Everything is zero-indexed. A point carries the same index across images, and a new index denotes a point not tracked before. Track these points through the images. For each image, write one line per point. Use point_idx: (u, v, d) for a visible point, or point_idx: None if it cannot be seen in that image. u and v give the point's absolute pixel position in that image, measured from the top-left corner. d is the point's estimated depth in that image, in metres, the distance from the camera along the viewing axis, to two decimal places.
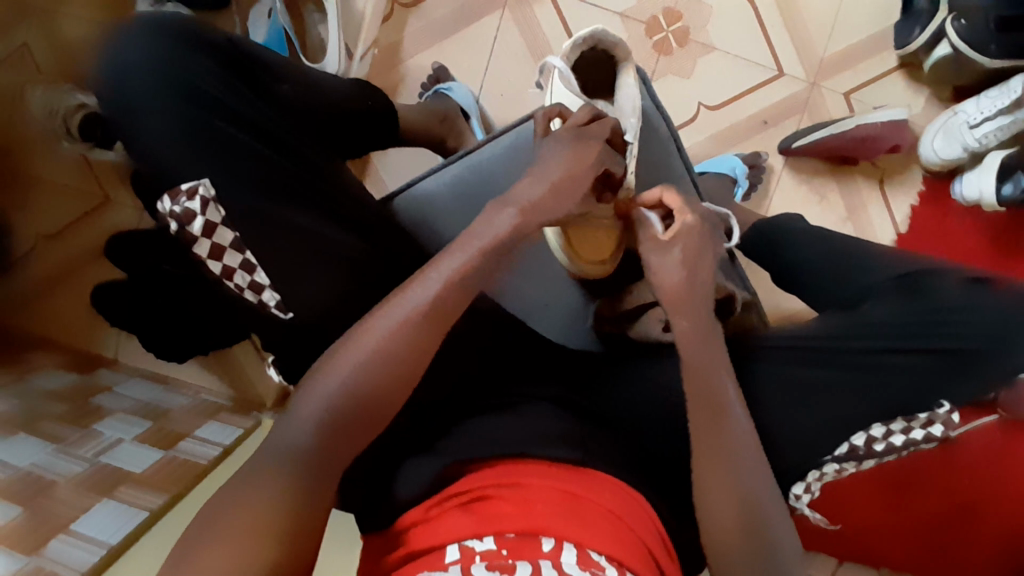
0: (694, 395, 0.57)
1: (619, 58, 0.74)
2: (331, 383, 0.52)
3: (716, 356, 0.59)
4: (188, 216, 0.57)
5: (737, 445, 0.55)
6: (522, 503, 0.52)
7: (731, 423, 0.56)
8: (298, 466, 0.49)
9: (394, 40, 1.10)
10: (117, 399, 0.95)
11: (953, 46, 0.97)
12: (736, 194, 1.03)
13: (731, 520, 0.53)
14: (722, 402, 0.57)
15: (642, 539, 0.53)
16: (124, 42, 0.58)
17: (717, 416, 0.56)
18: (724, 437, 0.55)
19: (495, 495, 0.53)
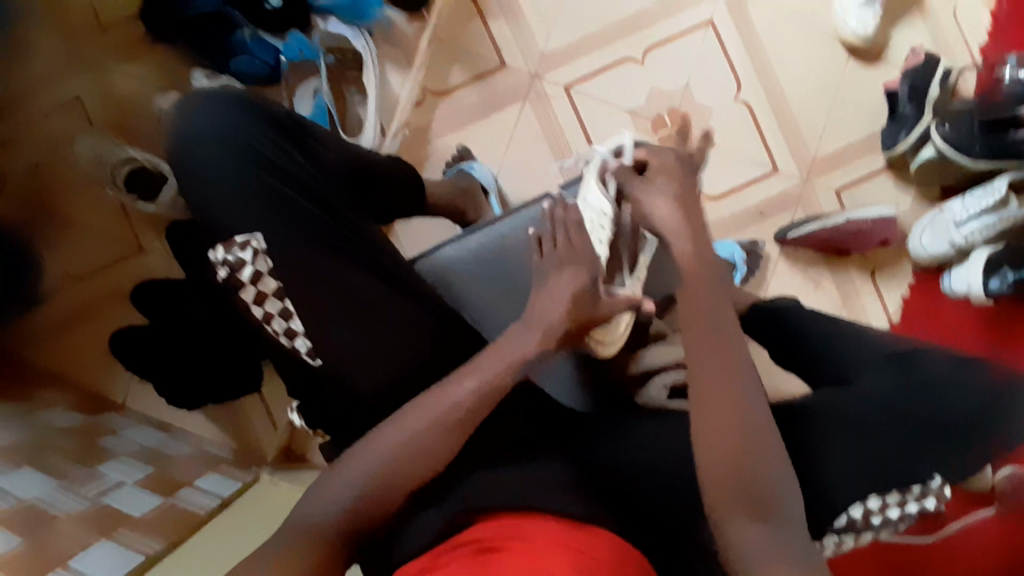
0: (700, 373, 0.59)
1: (655, 167, 0.75)
2: (344, 488, 0.57)
3: (728, 330, 0.61)
4: (239, 264, 0.62)
5: (750, 416, 0.56)
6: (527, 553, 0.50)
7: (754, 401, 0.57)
8: (321, 542, 0.54)
9: (424, 122, 1.20)
10: (122, 442, 0.95)
11: (938, 148, 1.05)
12: (736, 277, 1.09)
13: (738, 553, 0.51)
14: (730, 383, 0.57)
15: None
16: (196, 111, 0.64)
17: (729, 389, 0.57)
18: (736, 413, 0.56)
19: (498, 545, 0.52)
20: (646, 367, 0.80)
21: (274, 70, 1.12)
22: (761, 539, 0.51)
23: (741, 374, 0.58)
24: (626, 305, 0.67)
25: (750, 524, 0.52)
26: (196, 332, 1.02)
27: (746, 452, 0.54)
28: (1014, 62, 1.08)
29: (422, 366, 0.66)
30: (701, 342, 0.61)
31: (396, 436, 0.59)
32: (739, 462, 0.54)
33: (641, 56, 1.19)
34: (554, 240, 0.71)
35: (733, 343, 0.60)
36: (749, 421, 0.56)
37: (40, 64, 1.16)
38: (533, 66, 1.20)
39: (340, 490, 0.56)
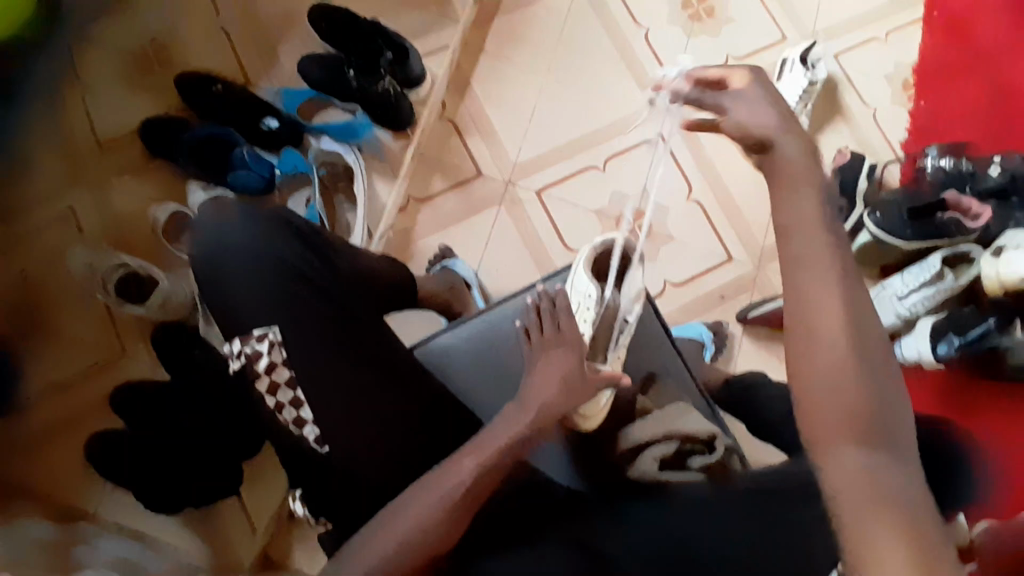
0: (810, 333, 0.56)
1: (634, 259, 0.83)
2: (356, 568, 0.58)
3: (856, 286, 0.57)
4: (255, 356, 0.65)
5: (871, 345, 0.55)
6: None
7: (873, 367, 0.54)
8: None
9: (409, 225, 1.30)
10: (96, 552, 0.90)
11: (872, 233, 1.20)
12: (705, 355, 1.17)
13: (847, 474, 0.51)
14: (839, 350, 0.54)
15: None
16: (222, 214, 0.71)
17: (837, 355, 0.54)
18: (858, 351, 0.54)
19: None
20: (637, 441, 0.80)
21: (268, 182, 1.22)
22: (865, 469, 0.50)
23: (860, 336, 0.55)
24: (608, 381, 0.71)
25: (855, 451, 0.51)
26: (185, 436, 1.02)
27: (868, 385, 0.54)
28: (934, 154, 1.27)
29: (425, 447, 0.68)
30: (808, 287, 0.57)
31: (411, 514, 0.60)
32: (851, 400, 0.53)
33: (602, 164, 1.34)
34: (541, 327, 0.74)
35: (855, 297, 0.56)
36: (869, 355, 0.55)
37: (38, 178, 1.21)
38: (506, 174, 1.33)
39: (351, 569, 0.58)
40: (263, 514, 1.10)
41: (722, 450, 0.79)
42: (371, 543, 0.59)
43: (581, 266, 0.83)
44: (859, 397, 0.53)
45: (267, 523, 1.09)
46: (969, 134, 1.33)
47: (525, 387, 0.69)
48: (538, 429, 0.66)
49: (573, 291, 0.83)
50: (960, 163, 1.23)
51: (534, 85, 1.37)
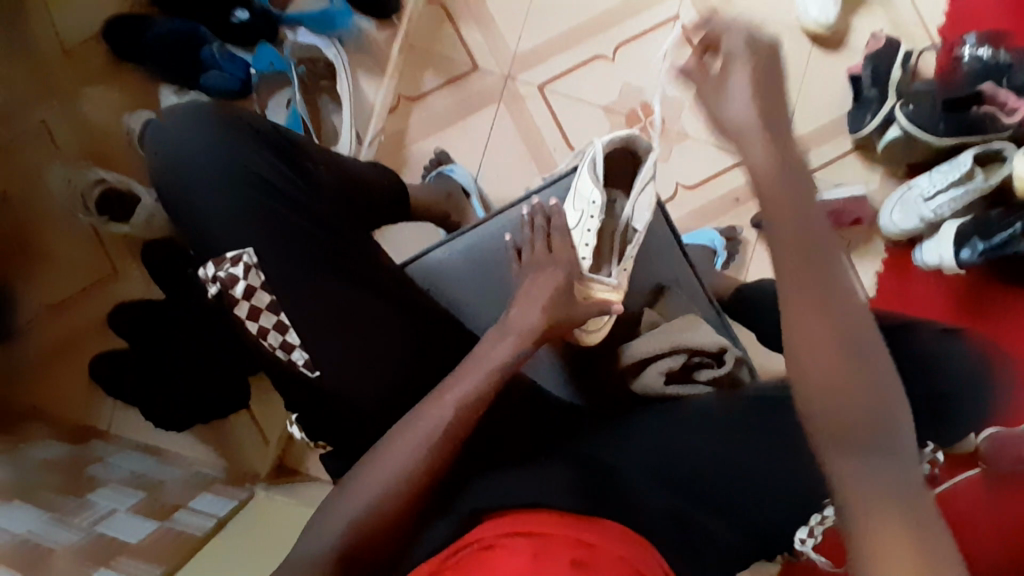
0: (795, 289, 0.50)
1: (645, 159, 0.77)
2: (347, 511, 0.55)
3: (818, 253, 0.51)
4: (230, 280, 0.61)
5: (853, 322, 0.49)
6: (527, 548, 0.50)
7: (857, 348, 0.48)
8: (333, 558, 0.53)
9: (401, 127, 1.20)
10: (111, 469, 0.93)
11: (903, 128, 1.09)
12: (717, 263, 1.12)
13: (857, 480, 0.44)
14: (828, 305, 0.49)
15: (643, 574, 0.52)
16: (175, 127, 0.63)
17: (825, 340, 0.48)
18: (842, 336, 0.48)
19: (498, 543, 0.52)
20: (637, 356, 0.77)
21: (244, 84, 1.11)
22: (869, 469, 0.45)
23: (839, 310, 0.49)
24: (601, 308, 0.68)
25: (858, 450, 0.45)
26: (184, 355, 1.01)
27: (857, 368, 0.48)
28: (971, 40, 1.11)
29: (418, 372, 0.65)
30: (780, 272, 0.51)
31: (388, 461, 0.56)
32: (847, 391, 0.47)
33: (611, 53, 1.21)
34: (533, 246, 0.73)
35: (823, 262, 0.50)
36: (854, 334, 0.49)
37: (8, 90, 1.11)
38: (505, 68, 1.21)
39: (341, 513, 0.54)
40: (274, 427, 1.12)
41: (731, 362, 0.77)
42: (354, 488, 0.56)
43: (587, 169, 0.75)
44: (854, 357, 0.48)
45: (278, 436, 1.11)
46: (1005, 22, 1.16)
47: (507, 314, 0.66)
48: (523, 353, 0.63)
49: (576, 196, 0.76)
50: (999, 53, 1.09)
51: None
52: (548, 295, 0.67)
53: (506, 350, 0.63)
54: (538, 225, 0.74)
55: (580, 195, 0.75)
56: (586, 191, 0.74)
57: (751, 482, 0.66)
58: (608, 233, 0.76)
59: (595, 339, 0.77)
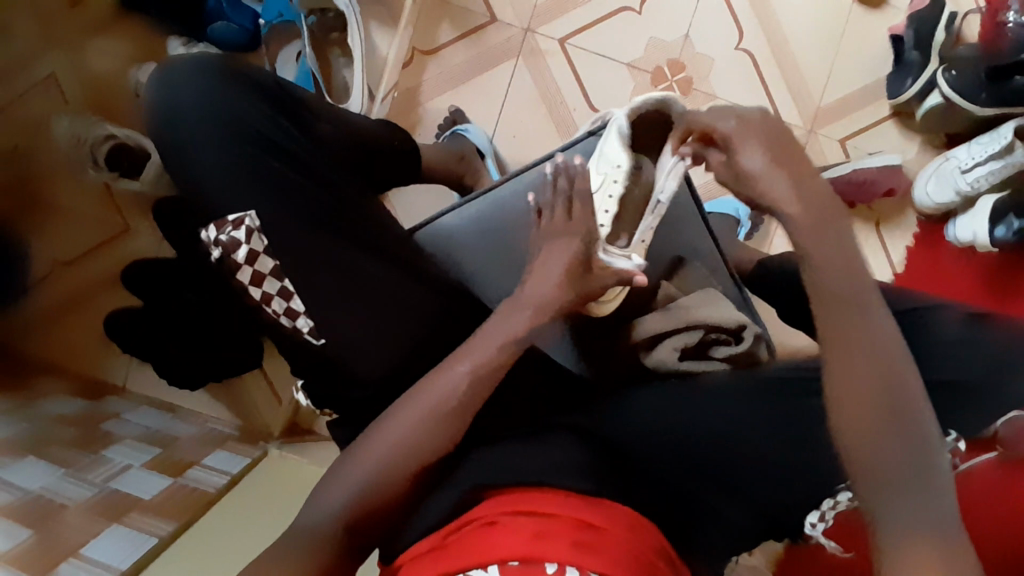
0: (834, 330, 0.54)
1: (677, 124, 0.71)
2: (337, 493, 0.55)
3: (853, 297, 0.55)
4: (233, 244, 0.59)
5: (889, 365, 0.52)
6: (529, 527, 0.50)
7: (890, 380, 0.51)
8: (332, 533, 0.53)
9: (414, 84, 1.15)
10: (125, 426, 0.94)
11: (943, 96, 1.01)
12: (739, 234, 1.07)
13: (902, 514, 0.46)
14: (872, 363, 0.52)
15: (648, 557, 0.51)
16: (176, 84, 0.60)
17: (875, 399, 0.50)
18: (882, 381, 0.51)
19: (501, 520, 0.51)
20: (650, 332, 0.74)
21: (252, 36, 1.07)
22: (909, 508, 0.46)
23: (873, 361, 0.52)
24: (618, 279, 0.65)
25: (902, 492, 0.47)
26: (192, 314, 1.01)
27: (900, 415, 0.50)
28: (1016, 7, 0.95)
29: (424, 345, 0.64)
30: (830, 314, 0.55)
31: (387, 440, 0.56)
32: (897, 445, 0.49)
33: (638, 6, 1.13)
34: (554, 210, 0.68)
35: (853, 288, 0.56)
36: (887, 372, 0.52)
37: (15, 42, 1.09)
38: (525, 21, 1.14)
39: (341, 489, 0.54)
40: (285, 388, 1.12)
41: (750, 340, 0.72)
42: (351, 464, 0.56)
43: (614, 132, 0.71)
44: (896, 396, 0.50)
45: (289, 397, 1.12)
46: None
47: (521, 287, 0.65)
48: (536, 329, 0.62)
49: (600, 159, 0.72)
50: None
51: None
52: (565, 267, 0.64)
53: (516, 326, 0.61)
54: (561, 185, 0.69)
55: (605, 158, 0.71)
56: (612, 155, 0.71)
57: (766, 468, 0.63)
58: (632, 200, 0.72)
59: (604, 311, 0.75)
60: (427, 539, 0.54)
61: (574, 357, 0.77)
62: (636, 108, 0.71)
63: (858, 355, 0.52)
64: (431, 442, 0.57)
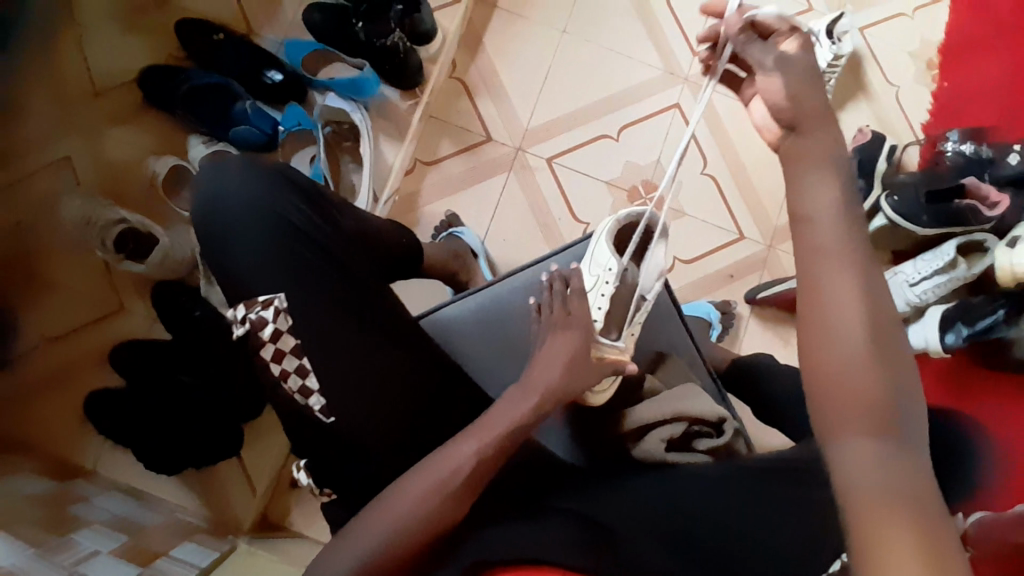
0: (823, 282, 0.53)
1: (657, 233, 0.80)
2: (340, 561, 0.57)
3: (825, 253, 0.54)
4: (260, 322, 0.63)
5: (880, 320, 0.51)
6: None
7: (881, 339, 0.51)
8: None
9: (413, 189, 1.26)
10: (94, 511, 0.90)
11: (889, 217, 1.16)
12: (712, 335, 1.16)
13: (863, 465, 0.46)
14: (859, 315, 0.51)
15: None
16: (218, 180, 0.67)
17: (857, 352, 0.50)
18: (861, 334, 0.51)
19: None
20: (640, 422, 0.78)
21: (270, 139, 1.18)
22: (873, 455, 0.46)
23: (874, 326, 0.51)
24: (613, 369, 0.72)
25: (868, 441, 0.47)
26: (184, 393, 1.01)
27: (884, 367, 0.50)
28: (955, 137, 1.21)
29: (428, 425, 0.67)
30: (819, 264, 0.53)
31: (394, 511, 0.59)
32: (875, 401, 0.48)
33: (616, 133, 1.29)
34: (552, 307, 0.76)
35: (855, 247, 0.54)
36: (878, 328, 0.51)
37: (36, 121, 1.08)
38: (517, 140, 1.29)
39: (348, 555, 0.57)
40: (262, 476, 1.11)
41: (730, 433, 0.79)
42: (355, 534, 0.58)
43: (603, 238, 0.79)
44: (889, 354, 0.51)
45: (266, 485, 1.11)
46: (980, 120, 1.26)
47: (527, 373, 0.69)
48: (538, 413, 0.66)
49: (591, 262, 0.79)
50: (980, 149, 1.18)
51: (548, 48, 1.31)
52: (567, 358, 0.70)
53: (519, 411, 0.65)
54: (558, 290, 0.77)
55: (595, 261, 0.79)
56: (602, 259, 0.78)
57: (757, 553, 0.65)
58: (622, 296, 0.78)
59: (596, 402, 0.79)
60: None
61: (569, 445, 0.83)
62: (623, 218, 0.81)
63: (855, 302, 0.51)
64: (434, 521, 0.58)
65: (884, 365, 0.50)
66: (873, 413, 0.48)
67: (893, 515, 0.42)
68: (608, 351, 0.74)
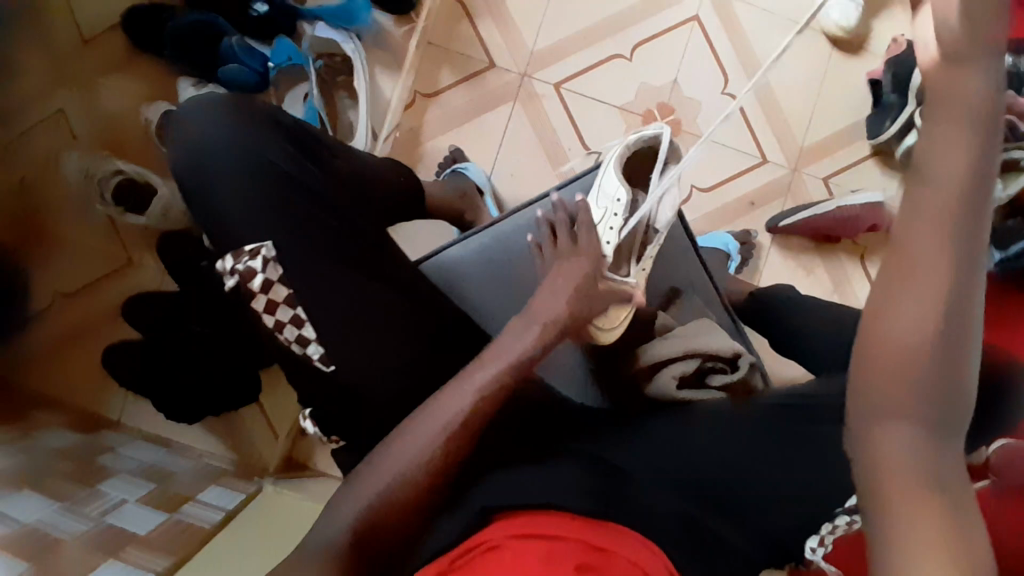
0: (911, 234, 0.45)
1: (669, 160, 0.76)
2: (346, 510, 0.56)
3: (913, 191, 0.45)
4: (249, 273, 0.60)
5: (963, 284, 0.44)
6: (538, 549, 0.51)
7: (958, 312, 0.44)
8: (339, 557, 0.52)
9: (415, 124, 1.20)
10: (122, 461, 0.94)
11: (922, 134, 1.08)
12: (731, 267, 1.12)
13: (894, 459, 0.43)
14: (942, 279, 0.43)
15: (640, 567, 0.52)
16: (199, 124, 0.63)
17: (923, 330, 0.44)
18: (939, 303, 0.43)
19: (504, 544, 0.52)
20: (653, 359, 0.76)
21: (262, 78, 1.11)
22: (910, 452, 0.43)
23: (953, 297, 0.43)
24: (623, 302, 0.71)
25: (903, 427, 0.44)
26: (195, 345, 1.01)
27: (951, 345, 0.44)
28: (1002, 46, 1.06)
29: (431, 373, 0.65)
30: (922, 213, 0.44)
31: (400, 454, 0.58)
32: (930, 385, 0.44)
33: (629, 53, 1.20)
34: (556, 242, 0.73)
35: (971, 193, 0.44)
36: (958, 299, 0.44)
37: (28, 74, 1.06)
38: (522, 66, 1.20)
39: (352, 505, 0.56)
40: (284, 422, 1.13)
41: (745, 368, 0.76)
42: (362, 482, 0.57)
43: (611, 164, 0.75)
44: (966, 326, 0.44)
45: (288, 430, 1.12)
46: None
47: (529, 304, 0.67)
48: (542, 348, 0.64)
49: (601, 193, 0.75)
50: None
51: None
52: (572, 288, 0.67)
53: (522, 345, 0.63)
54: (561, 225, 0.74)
55: (604, 192, 0.75)
56: (610, 187, 0.74)
57: (765, 495, 0.65)
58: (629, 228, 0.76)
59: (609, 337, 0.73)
60: (436, 563, 0.53)
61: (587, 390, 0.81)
62: (631, 143, 0.76)
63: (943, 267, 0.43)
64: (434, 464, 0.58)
65: (957, 346, 0.43)
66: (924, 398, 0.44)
67: (928, 523, 0.40)
68: (619, 286, 0.72)
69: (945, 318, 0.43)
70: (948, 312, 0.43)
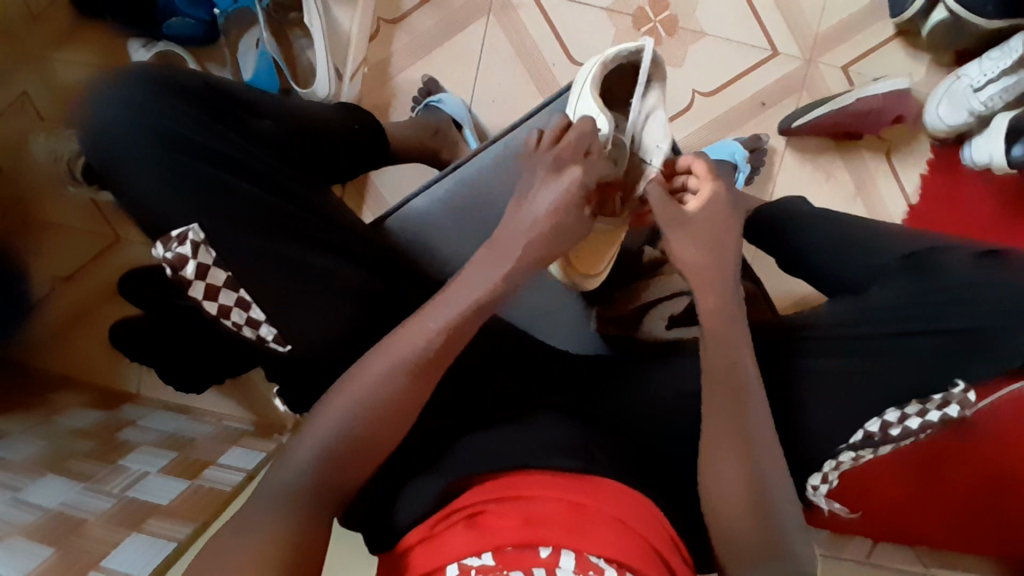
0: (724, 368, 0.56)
1: (654, 79, 0.69)
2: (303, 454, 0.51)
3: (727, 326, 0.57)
4: (179, 260, 0.55)
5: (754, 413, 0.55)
6: (518, 513, 0.49)
7: (758, 435, 0.54)
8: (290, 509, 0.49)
9: (383, 56, 1.10)
10: (142, 433, 0.97)
11: (950, 10, 0.92)
12: (738, 179, 0.99)
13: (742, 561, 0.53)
14: (750, 410, 0.55)
15: (641, 534, 0.50)
16: (105, 99, 0.56)
17: (740, 464, 0.53)
18: (744, 429, 0.54)
19: (487, 509, 0.51)
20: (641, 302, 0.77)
21: (210, 27, 1.04)
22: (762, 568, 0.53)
23: (754, 426, 0.54)
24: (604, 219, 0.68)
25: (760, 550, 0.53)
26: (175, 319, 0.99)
27: (760, 463, 0.53)
28: None
29: None
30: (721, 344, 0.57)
31: (352, 398, 0.52)
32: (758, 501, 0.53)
33: None
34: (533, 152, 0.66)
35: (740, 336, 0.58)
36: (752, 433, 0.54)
37: None
38: None
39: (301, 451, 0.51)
40: None
41: None
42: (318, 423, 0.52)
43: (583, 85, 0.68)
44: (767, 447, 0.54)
45: None
46: None
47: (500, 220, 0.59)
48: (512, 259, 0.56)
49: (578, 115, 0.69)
50: None
51: None
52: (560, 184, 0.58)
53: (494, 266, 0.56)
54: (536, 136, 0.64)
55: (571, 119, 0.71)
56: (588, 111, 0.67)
57: None
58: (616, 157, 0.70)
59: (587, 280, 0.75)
60: (415, 530, 0.54)
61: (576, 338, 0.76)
62: (609, 60, 0.68)
63: (728, 399, 0.55)
64: (396, 408, 0.53)
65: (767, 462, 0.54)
66: (755, 513, 0.52)
67: None
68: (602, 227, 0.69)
69: (751, 454, 0.53)
70: (760, 484, 0.53)
